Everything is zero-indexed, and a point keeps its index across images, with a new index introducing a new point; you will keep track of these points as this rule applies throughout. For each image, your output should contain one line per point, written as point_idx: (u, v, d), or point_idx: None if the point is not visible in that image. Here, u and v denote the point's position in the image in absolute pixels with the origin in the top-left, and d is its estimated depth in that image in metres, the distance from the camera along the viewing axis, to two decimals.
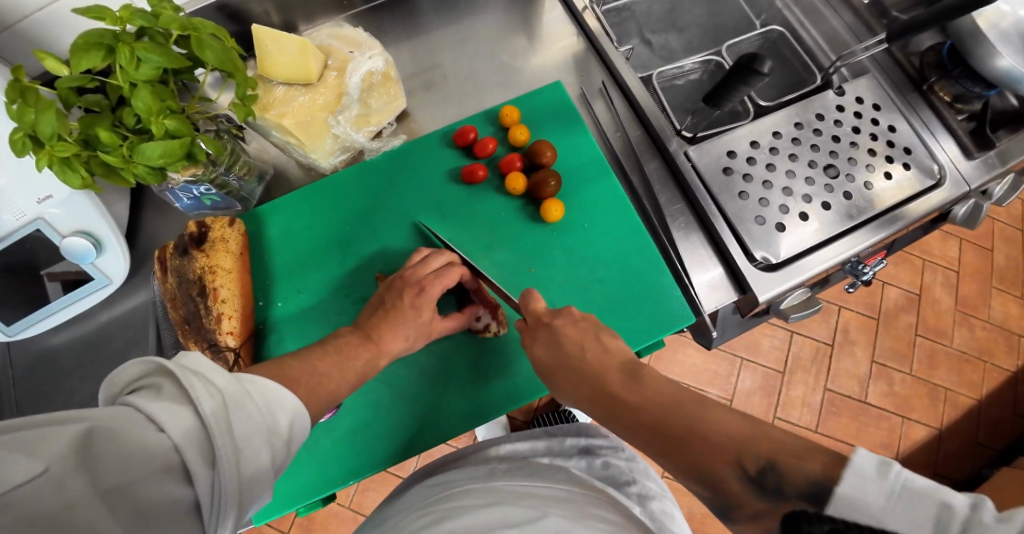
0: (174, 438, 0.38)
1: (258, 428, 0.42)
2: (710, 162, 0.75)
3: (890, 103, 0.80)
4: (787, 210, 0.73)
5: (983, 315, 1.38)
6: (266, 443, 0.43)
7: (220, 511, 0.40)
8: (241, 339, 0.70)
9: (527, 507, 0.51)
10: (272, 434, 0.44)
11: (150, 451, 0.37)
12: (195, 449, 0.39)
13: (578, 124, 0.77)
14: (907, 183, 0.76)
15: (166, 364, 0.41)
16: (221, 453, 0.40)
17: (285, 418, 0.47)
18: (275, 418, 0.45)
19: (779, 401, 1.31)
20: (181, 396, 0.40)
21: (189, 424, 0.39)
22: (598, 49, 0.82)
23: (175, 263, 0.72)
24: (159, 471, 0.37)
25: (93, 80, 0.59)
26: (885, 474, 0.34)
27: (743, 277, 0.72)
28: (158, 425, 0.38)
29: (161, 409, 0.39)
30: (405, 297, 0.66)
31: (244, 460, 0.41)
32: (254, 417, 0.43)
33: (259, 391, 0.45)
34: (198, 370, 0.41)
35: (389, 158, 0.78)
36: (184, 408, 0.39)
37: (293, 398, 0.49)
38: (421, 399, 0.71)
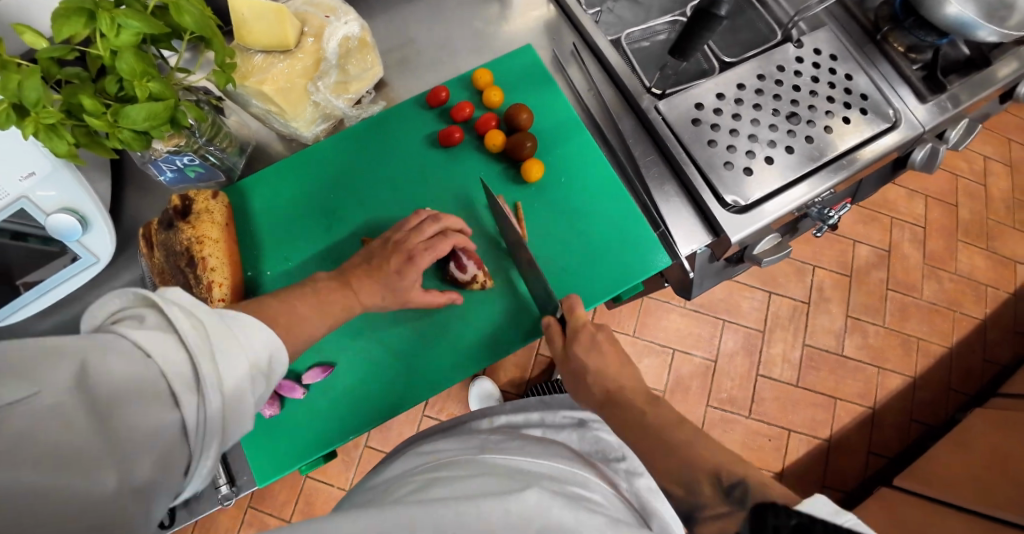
0: (161, 366, 0.38)
1: (241, 359, 0.43)
2: (681, 114, 0.78)
3: (847, 54, 0.84)
4: (753, 155, 0.77)
5: (950, 268, 1.43)
6: (250, 375, 0.44)
7: (206, 441, 0.40)
8: (232, 305, 0.72)
9: (512, 481, 0.50)
10: (256, 368, 0.45)
11: (138, 376, 0.37)
12: (180, 375, 0.39)
13: (551, 84, 0.80)
14: (863, 127, 0.80)
15: (151, 295, 0.41)
16: (206, 381, 0.40)
17: (267, 354, 0.47)
18: (258, 349, 0.45)
19: (761, 359, 1.36)
20: (166, 324, 0.40)
21: (176, 351, 0.39)
22: (569, 13, 0.85)
23: (161, 237, 0.73)
24: (146, 396, 0.37)
25: (73, 51, 0.60)
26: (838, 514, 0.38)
27: (715, 220, 0.75)
28: (145, 353, 0.38)
29: (145, 338, 0.38)
30: (392, 260, 0.66)
31: (228, 390, 0.41)
32: (238, 350, 0.43)
33: (243, 324, 0.45)
34: (182, 301, 0.42)
35: (367, 126, 0.80)
36: (169, 336, 0.39)
37: (273, 336, 0.48)
38: (417, 358, 0.73)
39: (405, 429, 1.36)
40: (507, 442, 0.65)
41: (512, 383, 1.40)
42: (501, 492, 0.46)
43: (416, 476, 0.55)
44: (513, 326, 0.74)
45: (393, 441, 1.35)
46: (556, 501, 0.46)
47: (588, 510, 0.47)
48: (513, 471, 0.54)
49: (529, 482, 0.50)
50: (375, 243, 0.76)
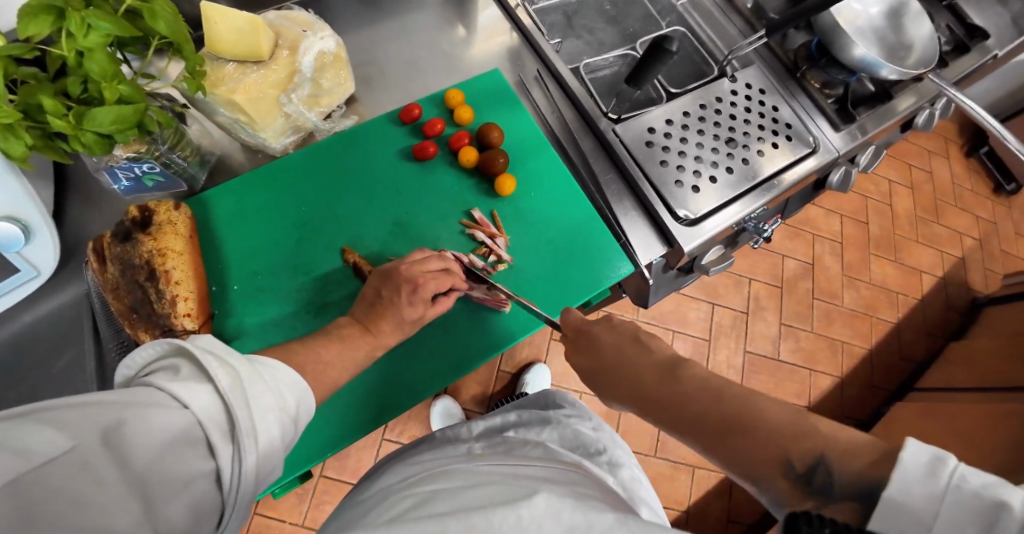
0: (197, 415, 0.41)
1: (273, 406, 0.47)
2: (635, 136, 0.85)
3: (773, 89, 0.96)
4: (699, 175, 0.85)
5: (866, 277, 1.60)
6: (277, 417, 0.47)
7: (239, 489, 0.43)
8: (198, 321, 0.71)
9: (519, 486, 0.52)
10: (285, 412, 0.49)
11: (174, 424, 0.40)
12: (215, 424, 0.42)
13: (517, 105, 0.85)
14: (789, 152, 0.90)
15: (185, 344, 0.45)
16: (241, 430, 0.43)
17: (296, 399, 0.51)
18: (287, 397, 0.49)
19: (708, 366, 1.45)
20: (201, 374, 0.44)
21: (210, 399, 0.43)
22: (531, 41, 0.91)
23: (116, 251, 0.70)
24: (179, 445, 0.40)
25: (33, 50, 0.60)
26: (938, 472, 0.37)
27: (668, 231, 0.82)
28: (182, 403, 0.41)
29: (183, 389, 0.42)
30: (401, 293, 0.68)
31: (261, 435, 0.45)
32: (270, 399, 0.47)
33: (272, 373, 0.50)
34: (213, 349, 0.45)
35: (337, 140, 0.81)
36: (204, 385, 0.43)
37: (301, 382, 0.52)
38: (395, 369, 0.74)
39: (365, 453, 1.35)
40: (494, 447, 0.67)
41: (473, 399, 1.41)
42: (511, 499, 0.49)
43: (413, 488, 0.57)
44: (487, 333, 0.77)
45: (352, 467, 1.33)
46: (565, 502, 0.49)
47: (596, 509, 0.49)
48: (511, 475, 0.56)
49: (534, 486, 0.53)
50: (354, 254, 0.76)
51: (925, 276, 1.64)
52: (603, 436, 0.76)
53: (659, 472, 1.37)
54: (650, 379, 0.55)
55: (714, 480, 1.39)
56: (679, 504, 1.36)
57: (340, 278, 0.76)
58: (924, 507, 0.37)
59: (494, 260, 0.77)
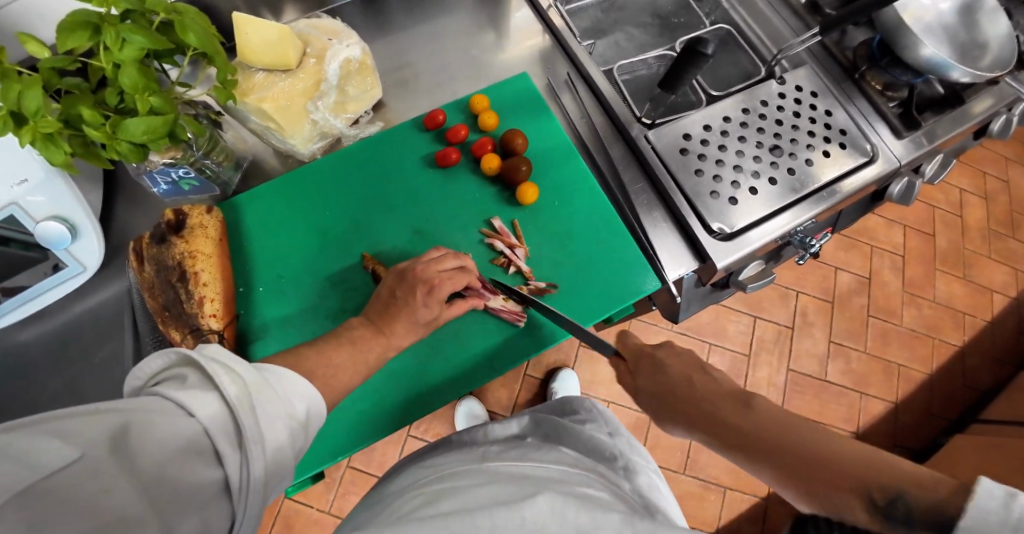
0: (202, 422, 0.39)
1: (279, 413, 0.44)
2: (669, 143, 0.80)
3: (826, 91, 0.88)
4: (737, 186, 0.79)
5: (929, 295, 1.48)
6: (285, 423, 0.44)
7: (248, 498, 0.41)
8: (224, 322, 0.71)
9: (522, 487, 0.50)
10: (293, 419, 0.46)
11: (182, 432, 0.38)
12: (221, 431, 0.40)
13: (544, 109, 0.82)
14: (842, 160, 0.83)
15: (190, 352, 0.43)
16: (249, 438, 0.41)
17: (305, 406, 0.49)
18: (295, 404, 0.47)
19: (747, 383, 1.38)
20: (207, 383, 0.42)
21: (214, 406, 0.40)
22: (563, 43, 0.88)
23: (153, 252, 0.72)
24: (187, 452, 0.38)
25: (75, 62, 0.61)
26: (1009, 506, 0.34)
27: (701, 246, 0.77)
28: (187, 412, 0.40)
29: (188, 397, 0.40)
30: (416, 295, 0.67)
31: (268, 444, 0.42)
32: (277, 406, 0.44)
33: (279, 379, 0.47)
34: (219, 357, 0.43)
35: (364, 144, 0.80)
36: (209, 392, 0.41)
37: (311, 390, 0.50)
38: (411, 375, 0.74)
39: (391, 449, 1.36)
40: (507, 450, 0.64)
41: (500, 403, 1.40)
42: (512, 499, 0.47)
43: (426, 486, 0.56)
44: (501, 344, 0.75)
45: (378, 460, 1.35)
46: (568, 503, 0.47)
47: (603, 508, 0.47)
48: (520, 476, 0.54)
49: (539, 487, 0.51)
50: (374, 261, 0.75)
51: (996, 296, 1.50)
52: (619, 441, 0.73)
53: (688, 491, 1.32)
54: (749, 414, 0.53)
55: (747, 504, 1.33)
56: (706, 525, 1.31)
57: (360, 284, 0.76)
58: (997, 531, 0.34)
59: (514, 272, 0.75)
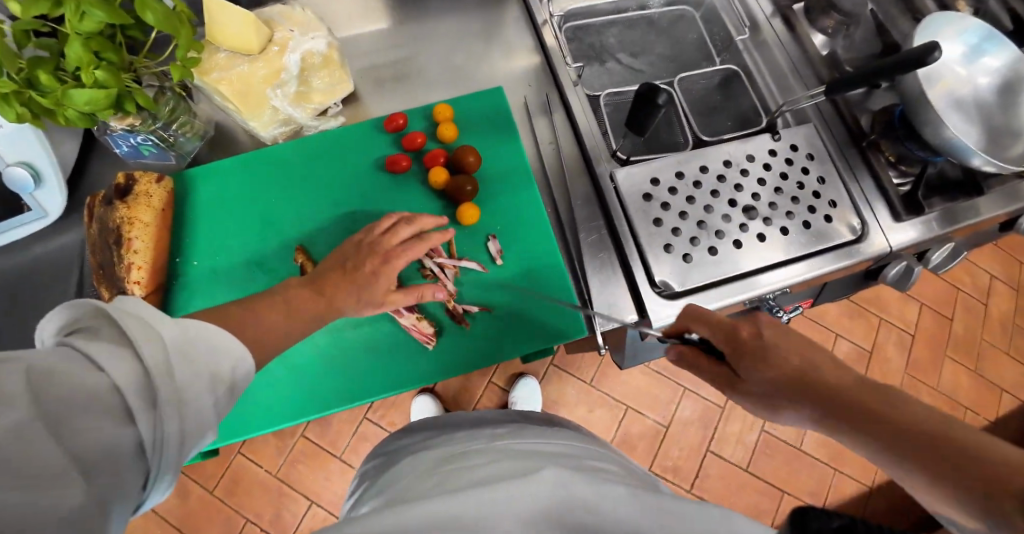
0: (112, 378, 0.39)
1: (199, 370, 0.45)
2: (635, 185, 0.75)
3: (825, 155, 0.81)
4: (697, 243, 0.74)
5: (932, 382, 1.37)
6: (192, 377, 0.44)
7: (163, 454, 0.41)
8: (149, 290, 0.72)
9: (530, 461, 0.48)
10: (216, 378, 0.47)
11: (92, 387, 0.37)
12: (135, 389, 0.39)
13: (509, 131, 0.80)
14: (822, 235, 0.76)
15: (104, 307, 0.42)
16: (163, 396, 0.41)
17: (229, 362, 0.49)
18: (218, 363, 0.47)
19: (713, 435, 1.35)
20: (120, 338, 0.41)
21: (128, 363, 0.40)
22: (550, 62, 0.84)
23: (100, 211, 0.74)
24: (98, 410, 0.37)
25: (47, 26, 0.61)
26: None
27: (642, 300, 0.72)
28: (96, 367, 0.39)
29: (101, 350, 0.39)
30: (370, 262, 0.66)
31: (184, 400, 0.43)
32: (196, 364, 0.45)
33: (200, 335, 0.47)
34: (135, 314, 0.43)
35: (323, 137, 0.79)
36: (124, 349, 0.40)
37: (238, 346, 0.51)
38: (317, 373, 0.73)
39: (346, 429, 1.38)
40: (517, 430, 0.60)
41: (460, 405, 1.39)
42: (520, 473, 0.45)
43: (438, 467, 0.52)
44: (413, 363, 0.73)
45: (332, 436, 1.37)
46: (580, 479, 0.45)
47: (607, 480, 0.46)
48: (529, 452, 0.51)
49: (545, 462, 0.48)
50: (305, 255, 0.75)
51: (1006, 397, 1.37)
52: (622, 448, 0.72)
53: None
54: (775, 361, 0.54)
55: None
56: None
57: (289, 277, 0.75)
58: None
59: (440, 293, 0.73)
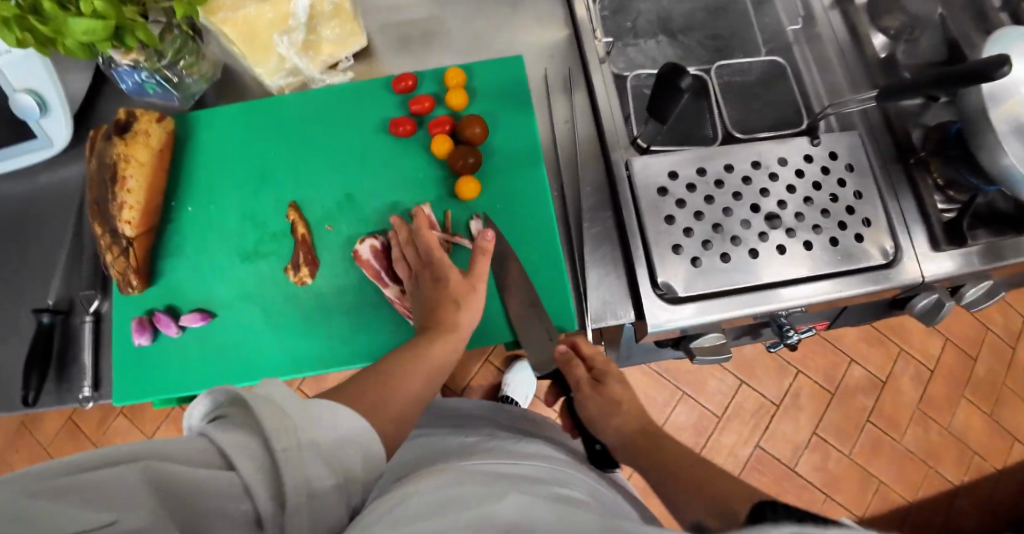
0: (243, 476, 0.35)
1: (326, 458, 0.39)
2: (651, 178, 0.70)
3: (865, 169, 0.74)
4: (708, 248, 0.68)
5: (943, 421, 1.30)
6: (337, 479, 0.39)
7: None
8: (140, 232, 0.70)
9: (493, 485, 0.45)
10: (345, 471, 0.40)
11: (219, 486, 0.34)
12: (263, 487, 0.35)
13: (525, 105, 0.75)
14: (849, 255, 0.70)
15: (244, 393, 0.39)
16: (291, 492, 0.36)
17: (358, 449, 0.42)
18: (346, 451, 0.41)
19: (707, 444, 1.30)
20: (251, 428, 0.37)
21: (254, 456, 0.36)
22: (577, 34, 0.78)
23: (100, 145, 0.72)
24: (222, 508, 0.33)
25: None
26: None
27: (641, 301, 0.68)
28: (228, 462, 0.35)
29: (231, 443, 0.36)
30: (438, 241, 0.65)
31: (312, 494, 0.37)
32: (326, 452, 0.39)
33: (330, 414, 0.41)
34: (273, 400, 0.39)
35: (327, 90, 0.75)
36: (254, 440, 0.36)
37: (372, 433, 0.44)
38: (293, 333, 0.70)
39: None
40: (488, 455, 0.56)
41: (453, 380, 1.38)
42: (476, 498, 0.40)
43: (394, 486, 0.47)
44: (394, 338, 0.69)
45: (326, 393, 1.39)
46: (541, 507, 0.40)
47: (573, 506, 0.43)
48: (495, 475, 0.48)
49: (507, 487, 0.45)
50: (299, 213, 0.72)
51: (1018, 446, 1.30)
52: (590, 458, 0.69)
53: None
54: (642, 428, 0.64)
55: None
56: None
57: (278, 233, 0.72)
58: None
59: None
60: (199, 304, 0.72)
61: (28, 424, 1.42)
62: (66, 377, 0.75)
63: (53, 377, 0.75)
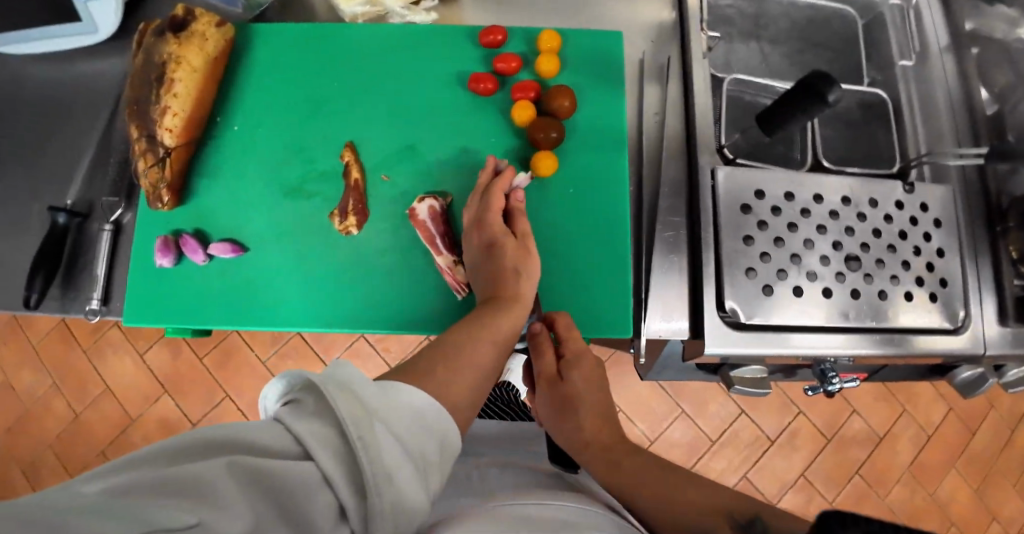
0: (321, 465, 0.33)
1: (403, 449, 0.37)
2: (734, 191, 0.65)
3: (952, 226, 0.70)
4: (783, 278, 0.64)
5: (930, 488, 1.28)
6: (416, 469, 0.37)
7: None
8: (180, 142, 0.64)
9: None
10: (422, 460, 0.38)
11: (300, 477, 0.32)
12: (343, 478, 0.34)
13: (616, 88, 0.69)
14: (920, 312, 0.66)
15: (314, 377, 0.38)
16: (372, 483, 0.34)
17: (431, 438, 0.40)
18: (420, 439, 0.39)
19: (695, 465, 1.27)
20: (324, 412, 0.36)
21: (331, 444, 0.34)
22: (681, 23, 0.72)
23: (149, 41, 0.65)
24: (303, 501, 0.32)
25: None
26: None
27: (702, 321, 0.63)
28: (306, 452, 0.34)
29: (308, 431, 0.35)
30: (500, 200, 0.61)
31: (394, 486, 0.35)
32: (400, 441, 0.37)
33: (403, 403, 0.40)
34: (343, 384, 0.38)
35: (406, 28, 0.69)
36: (330, 428, 0.35)
37: (442, 417, 0.42)
38: (326, 283, 0.65)
39: (341, 339, 1.34)
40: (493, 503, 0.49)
41: None
42: None
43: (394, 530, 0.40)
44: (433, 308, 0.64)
45: (326, 342, 1.36)
46: None
47: None
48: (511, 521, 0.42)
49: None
50: (354, 154, 0.66)
51: (995, 524, 1.28)
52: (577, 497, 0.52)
53: None
54: (599, 433, 0.57)
55: None
56: None
57: (330, 172, 0.67)
58: None
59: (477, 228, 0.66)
60: (228, 233, 0.66)
61: (20, 322, 1.41)
62: (73, 285, 0.71)
63: (59, 283, 0.70)
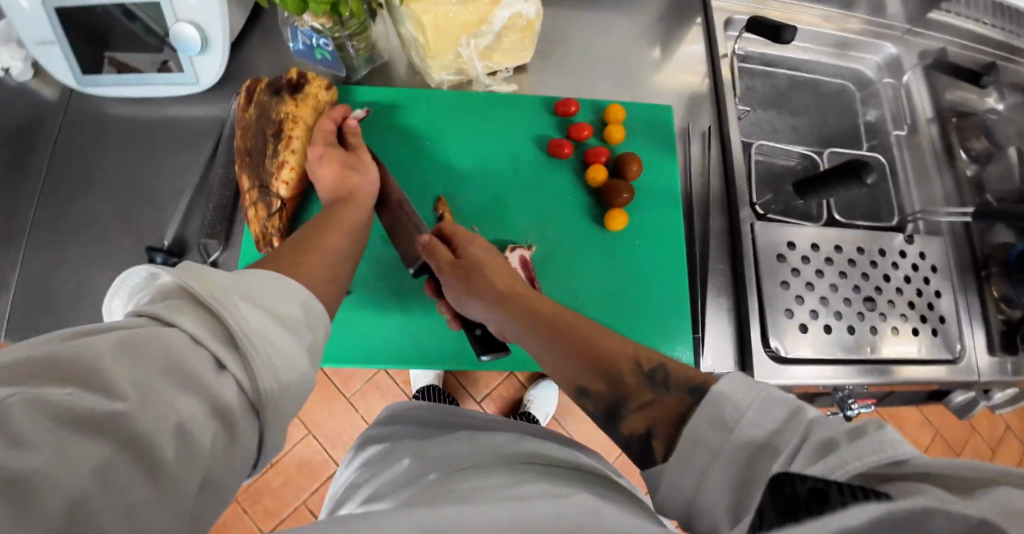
0: (189, 330, 0.37)
1: (269, 313, 0.41)
2: (771, 243, 0.77)
3: (948, 273, 0.83)
4: (815, 317, 0.75)
5: None
6: (293, 335, 0.42)
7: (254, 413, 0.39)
8: (291, 193, 0.72)
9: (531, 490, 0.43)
10: (288, 321, 0.43)
11: (165, 339, 0.35)
12: (217, 338, 0.37)
13: (668, 151, 0.80)
14: (924, 346, 0.78)
15: (183, 279, 0.39)
16: (245, 342, 0.38)
17: (298, 308, 0.45)
18: (290, 309, 0.44)
19: None
20: (189, 298, 0.39)
21: (192, 313, 0.38)
22: (718, 95, 0.84)
23: (263, 98, 0.72)
24: (186, 377, 0.35)
25: None
26: None
27: (750, 356, 0.73)
28: (168, 321, 0.37)
29: (165, 307, 0.37)
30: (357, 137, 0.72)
31: (267, 344, 0.39)
32: (279, 318, 0.42)
33: (263, 280, 0.44)
34: (219, 281, 0.40)
35: (490, 97, 0.79)
36: (198, 308, 0.38)
37: (310, 294, 0.47)
38: (426, 326, 0.74)
39: None
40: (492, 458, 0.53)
41: (477, 385, 1.41)
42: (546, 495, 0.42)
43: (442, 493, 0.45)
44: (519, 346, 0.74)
45: None
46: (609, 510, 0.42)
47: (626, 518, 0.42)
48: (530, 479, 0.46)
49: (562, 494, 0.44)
50: (446, 207, 0.74)
51: None
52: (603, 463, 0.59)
53: None
54: (508, 290, 0.63)
55: None
56: None
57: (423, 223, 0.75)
58: None
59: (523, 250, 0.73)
60: None
61: None
62: None
63: None
